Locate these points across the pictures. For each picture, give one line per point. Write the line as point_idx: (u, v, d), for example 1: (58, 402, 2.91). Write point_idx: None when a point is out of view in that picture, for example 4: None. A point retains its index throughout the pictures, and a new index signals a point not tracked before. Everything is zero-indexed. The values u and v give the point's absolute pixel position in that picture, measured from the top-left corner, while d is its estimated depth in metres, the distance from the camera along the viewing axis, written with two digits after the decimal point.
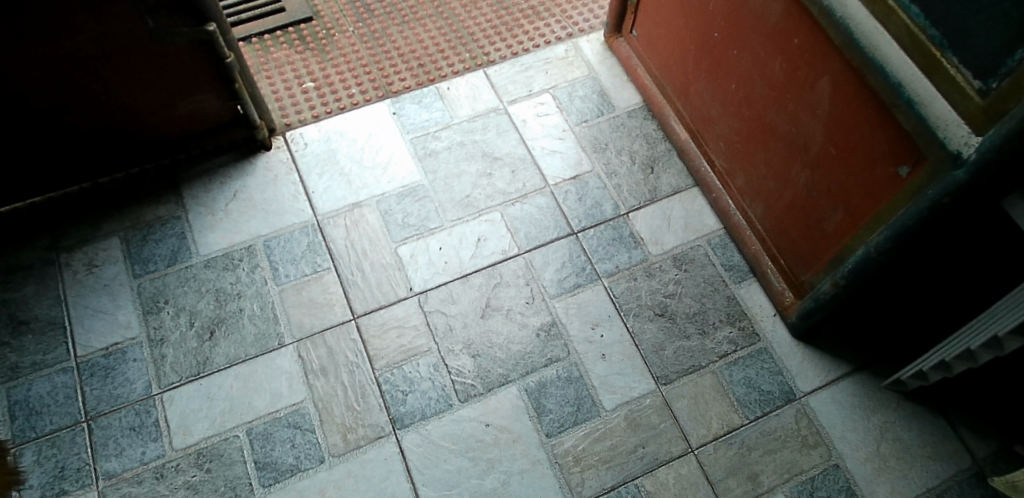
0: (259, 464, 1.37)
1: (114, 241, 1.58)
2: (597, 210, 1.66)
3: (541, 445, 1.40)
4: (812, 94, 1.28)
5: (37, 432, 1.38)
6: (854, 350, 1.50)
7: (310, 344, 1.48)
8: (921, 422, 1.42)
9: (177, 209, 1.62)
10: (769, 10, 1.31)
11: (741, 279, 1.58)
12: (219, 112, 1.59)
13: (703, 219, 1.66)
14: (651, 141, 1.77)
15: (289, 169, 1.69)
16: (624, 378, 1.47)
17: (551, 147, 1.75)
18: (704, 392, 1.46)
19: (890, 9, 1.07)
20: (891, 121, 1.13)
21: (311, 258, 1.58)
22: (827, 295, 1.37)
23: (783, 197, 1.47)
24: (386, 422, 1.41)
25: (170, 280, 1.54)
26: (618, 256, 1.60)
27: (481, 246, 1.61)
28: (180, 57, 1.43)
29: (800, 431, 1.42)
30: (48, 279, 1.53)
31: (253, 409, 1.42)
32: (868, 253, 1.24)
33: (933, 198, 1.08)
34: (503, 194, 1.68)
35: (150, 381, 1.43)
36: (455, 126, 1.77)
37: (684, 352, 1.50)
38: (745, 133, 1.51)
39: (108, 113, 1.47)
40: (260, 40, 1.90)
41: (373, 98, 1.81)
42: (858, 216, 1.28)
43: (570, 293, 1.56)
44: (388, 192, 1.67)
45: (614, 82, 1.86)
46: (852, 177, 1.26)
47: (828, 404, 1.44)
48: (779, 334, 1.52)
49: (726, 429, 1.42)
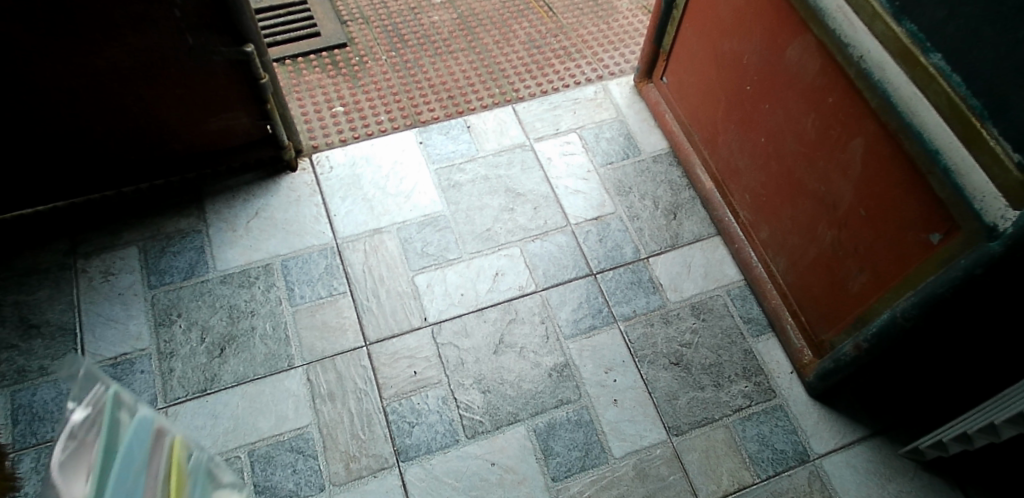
0: (257, 488, 1.34)
1: (133, 251, 1.58)
2: (617, 253, 1.65)
3: (547, 489, 1.37)
4: (843, 153, 1.28)
5: (37, 438, 1.36)
6: (872, 414, 1.46)
7: (320, 368, 1.47)
8: (939, 493, 1.38)
9: (198, 223, 1.63)
10: (804, 68, 1.32)
11: (759, 332, 1.56)
12: (248, 131, 1.61)
13: (724, 270, 1.64)
14: (676, 188, 1.76)
15: (313, 191, 1.70)
16: (635, 426, 1.44)
17: (574, 187, 1.74)
18: (717, 446, 1.43)
19: (929, 77, 1.07)
20: (925, 187, 1.12)
21: (327, 280, 1.57)
22: (848, 357, 1.34)
23: (807, 253, 1.46)
24: (390, 453, 1.39)
25: (184, 293, 1.53)
26: (636, 300, 1.59)
27: (498, 280, 1.60)
28: (215, 75, 1.45)
29: (812, 493, 1.38)
30: (63, 284, 1.52)
31: (257, 430, 1.40)
32: (893, 317, 1.22)
33: (965, 267, 1.07)
34: (523, 230, 1.67)
35: (155, 394, 1.42)
36: (480, 159, 1.78)
37: (697, 403, 1.47)
38: (773, 186, 1.51)
39: (139, 124, 1.48)
40: (294, 62, 1.93)
41: (401, 126, 1.82)
42: (884, 278, 1.27)
43: (585, 334, 1.54)
44: (409, 220, 1.67)
45: (641, 126, 1.86)
46: (881, 239, 1.25)
47: (843, 467, 1.41)
48: (795, 391, 1.49)
49: (736, 486, 1.39)
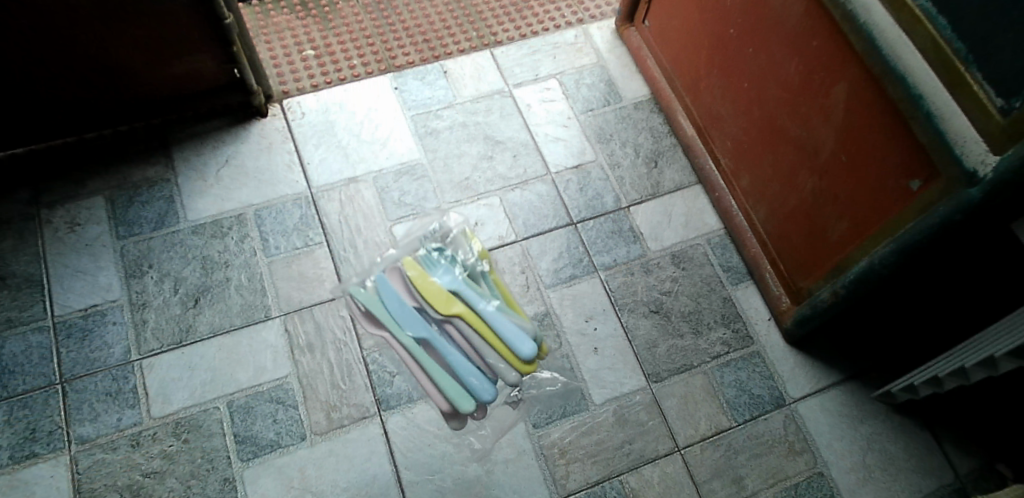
0: (238, 438, 1.34)
1: (99, 201, 1.52)
2: (597, 202, 1.64)
3: (528, 436, 1.38)
4: (825, 99, 1.27)
5: (9, 391, 1.33)
6: (847, 359, 1.49)
7: (298, 319, 1.45)
8: (908, 435, 1.42)
9: (166, 171, 1.57)
10: (789, 11, 1.29)
11: (739, 281, 1.57)
12: (214, 75, 1.54)
13: (704, 218, 1.64)
14: (657, 136, 1.74)
15: (285, 137, 1.64)
16: (615, 373, 1.45)
17: (554, 134, 1.72)
18: (695, 392, 1.45)
19: (916, 20, 1.06)
20: (907, 133, 1.12)
21: (302, 231, 1.54)
22: (825, 304, 1.36)
23: (787, 202, 1.46)
24: (371, 403, 1.38)
25: (155, 244, 1.49)
26: (617, 250, 1.58)
27: (477, 230, 1.58)
28: (176, 15, 1.38)
29: (787, 436, 1.41)
30: (26, 235, 1.47)
31: (235, 382, 1.38)
32: (871, 265, 1.23)
33: (944, 214, 1.07)
34: (503, 179, 1.65)
35: (129, 346, 1.39)
36: (457, 106, 1.73)
37: (677, 350, 1.49)
38: (754, 134, 1.49)
39: (97, 67, 1.41)
40: (261, 3, 1.84)
41: (375, 71, 1.76)
42: (863, 226, 1.27)
43: (566, 284, 1.54)
44: (385, 168, 1.63)
45: (622, 72, 1.83)
46: (861, 186, 1.25)
47: (817, 411, 1.44)
48: (773, 338, 1.51)
49: (713, 431, 1.41)
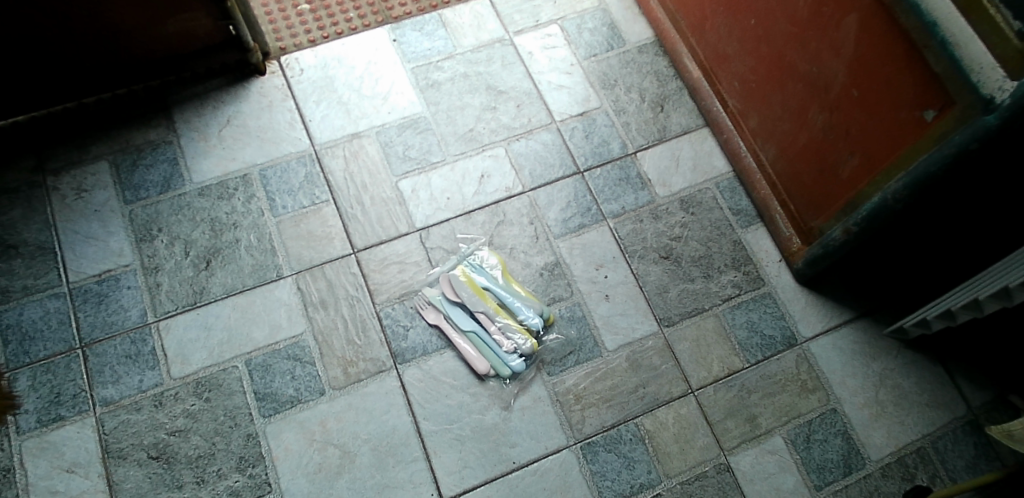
0: (258, 395, 1.36)
1: (103, 166, 1.51)
2: (604, 149, 1.62)
3: (543, 384, 1.40)
4: (836, 32, 1.24)
5: (30, 357, 1.35)
6: (859, 297, 1.50)
7: (310, 277, 1.45)
8: (920, 369, 1.44)
9: (169, 133, 1.55)
10: None
11: (748, 223, 1.56)
12: (209, 33, 1.51)
13: (712, 162, 1.63)
14: (662, 79, 1.71)
15: (285, 95, 1.62)
16: (627, 319, 1.46)
17: (558, 82, 1.69)
18: (707, 335, 1.46)
19: None
20: (920, 63, 1.10)
21: (309, 189, 1.53)
22: (837, 242, 1.36)
23: (797, 140, 1.44)
24: (387, 357, 1.40)
25: (163, 207, 1.49)
26: (625, 197, 1.57)
27: (484, 182, 1.57)
28: None
29: (800, 375, 1.43)
30: (34, 203, 1.47)
31: (252, 340, 1.40)
32: (885, 199, 1.22)
33: (960, 143, 1.06)
34: (507, 129, 1.63)
35: (145, 309, 1.40)
36: (458, 56, 1.70)
37: (688, 294, 1.49)
38: (762, 71, 1.47)
39: (90, 28, 1.39)
40: None
41: (372, 23, 1.71)
42: (875, 161, 1.26)
43: (574, 233, 1.53)
44: (388, 123, 1.61)
45: (625, 15, 1.78)
46: (873, 120, 1.23)
47: (829, 350, 1.45)
48: (784, 278, 1.52)
49: (726, 372, 1.43)
